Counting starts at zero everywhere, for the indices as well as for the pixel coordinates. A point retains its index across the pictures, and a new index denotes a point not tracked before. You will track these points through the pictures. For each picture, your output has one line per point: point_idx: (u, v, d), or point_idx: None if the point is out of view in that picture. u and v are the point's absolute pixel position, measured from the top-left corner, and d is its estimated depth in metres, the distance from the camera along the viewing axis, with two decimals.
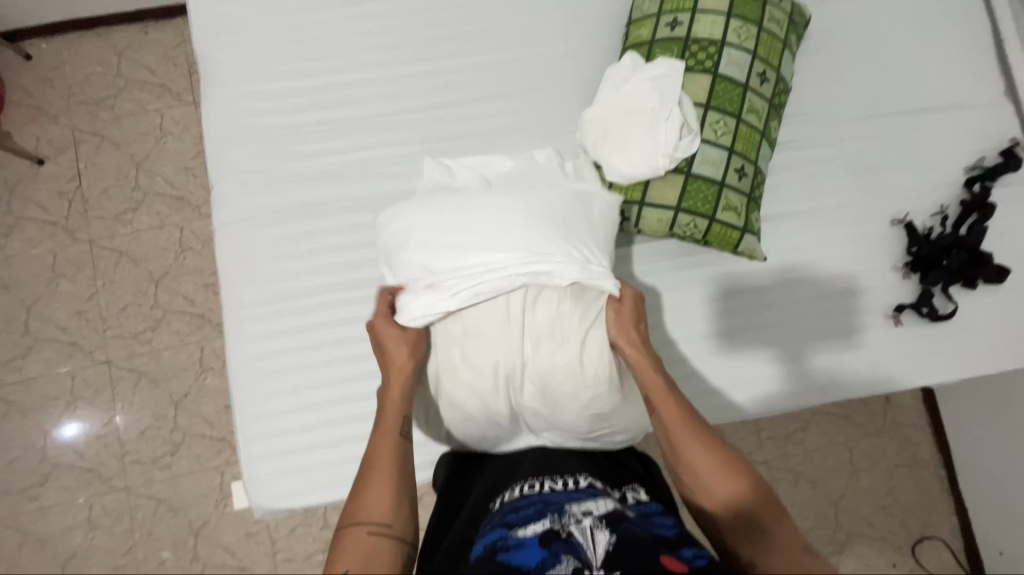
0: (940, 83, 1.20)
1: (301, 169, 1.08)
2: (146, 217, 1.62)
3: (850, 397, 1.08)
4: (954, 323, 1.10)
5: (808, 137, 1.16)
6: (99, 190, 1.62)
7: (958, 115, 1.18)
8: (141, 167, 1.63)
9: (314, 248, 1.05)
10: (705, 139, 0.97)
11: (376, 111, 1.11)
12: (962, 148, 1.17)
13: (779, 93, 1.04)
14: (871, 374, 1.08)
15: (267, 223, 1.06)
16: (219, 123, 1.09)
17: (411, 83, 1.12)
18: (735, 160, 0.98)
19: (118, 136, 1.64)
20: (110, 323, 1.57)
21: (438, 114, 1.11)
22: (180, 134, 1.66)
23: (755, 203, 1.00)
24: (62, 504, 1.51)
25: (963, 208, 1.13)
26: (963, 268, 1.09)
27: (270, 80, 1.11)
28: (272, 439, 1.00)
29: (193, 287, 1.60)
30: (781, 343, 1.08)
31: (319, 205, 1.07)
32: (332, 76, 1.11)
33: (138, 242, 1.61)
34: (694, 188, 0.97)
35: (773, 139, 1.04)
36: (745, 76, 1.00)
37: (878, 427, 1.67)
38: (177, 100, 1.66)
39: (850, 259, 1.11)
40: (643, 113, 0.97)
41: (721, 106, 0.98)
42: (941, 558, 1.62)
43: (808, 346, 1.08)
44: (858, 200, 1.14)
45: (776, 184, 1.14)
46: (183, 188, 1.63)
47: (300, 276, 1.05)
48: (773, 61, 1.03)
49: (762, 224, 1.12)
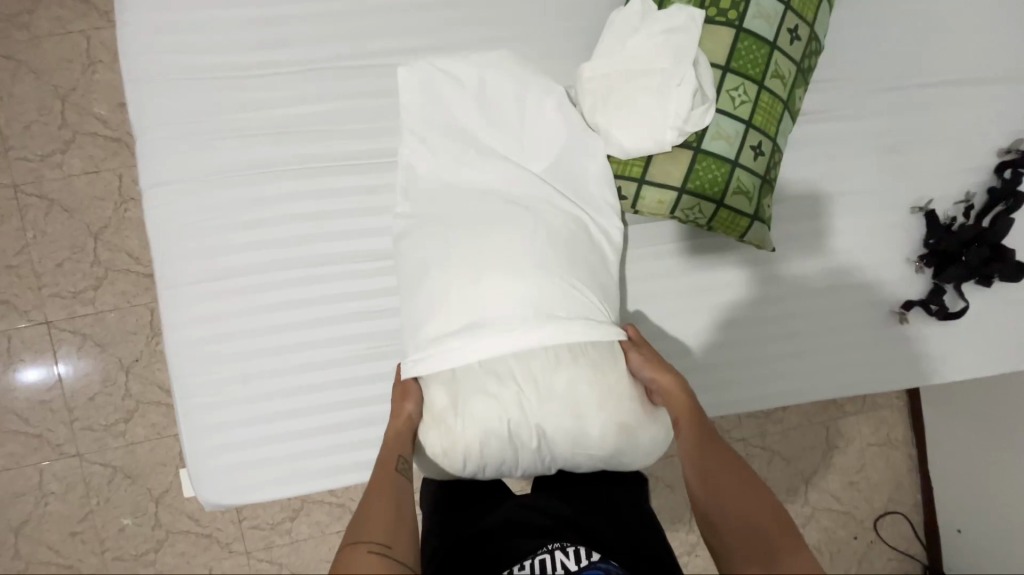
0: (986, 49, 1.05)
1: (245, 121, 0.91)
2: (78, 161, 1.42)
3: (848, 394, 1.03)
4: (961, 322, 1.03)
5: (833, 107, 1.02)
6: (20, 126, 1.40)
7: (1001, 89, 1.05)
8: (68, 101, 1.41)
9: (262, 217, 0.91)
10: (721, 108, 0.83)
11: (334, 54, 0.93)
12: (998, 128, 1.05)
13: (810, 55, 0.89)
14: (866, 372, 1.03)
15: (206, 186, 0.90)
16: (141, 59, 0.89)
17: (376, 19, 0.93)
18: (751, 136, 0.85)
19: (37, 61, 1.40)
20: (45, 280, 1.42)
21: (408, 60, 0.93)
22: (112, 62, 1.42)
23: (769, 187, 0.88)
24: (10, 470, 1.42)
25: (990, 197, 1.02)
26: (981, 265, 1.00)
27: (202, 6, 0.90)
28: (220, 431, 0.90)
29: (139, 243, 1.44)
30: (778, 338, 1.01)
31: (267, 166, 0.91)
32: (279, 5, 0.92)
33: (71, 189, 1.42)
34: (702, 167, 0.84)
35: (796, 111, 0.90)
36: (773, 32, 0.84)
37: (857, 407, 1.66)
38: (106, 21, 1.41)
39: (861, 249, 1.02)
40: (651, 75, 0.81)
41: (742, 69, 0.83)
42: (899, 532, 1.67)
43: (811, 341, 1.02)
44: (879, 183, 1.03)
45: (792, 161, 1.01)
46: (120, 129, 1.43)
47: (246, 250, 0.91)
48: (807, 16, 0.87)
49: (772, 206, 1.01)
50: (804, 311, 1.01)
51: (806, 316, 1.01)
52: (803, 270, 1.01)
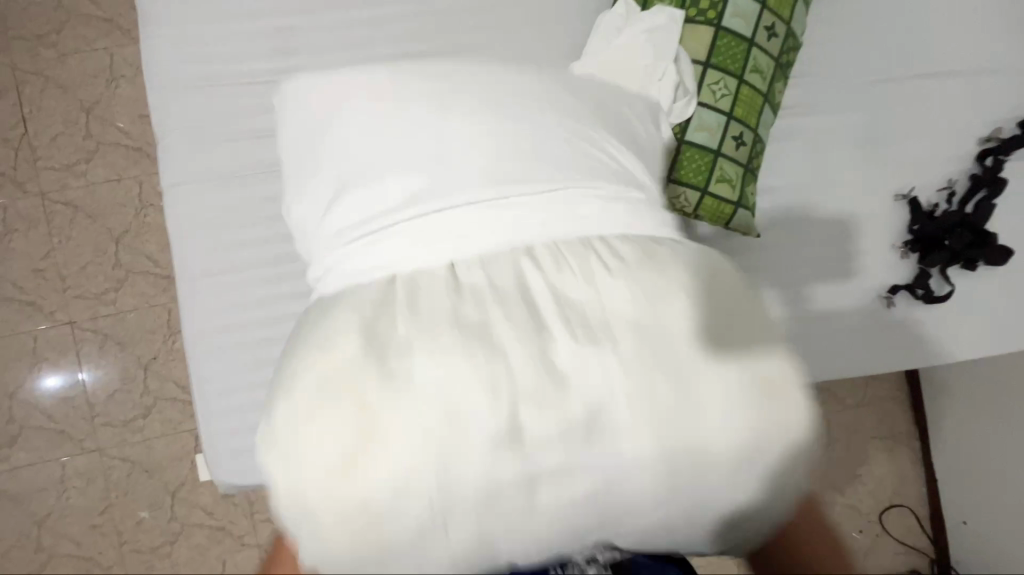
0: (964, 43, 1.09)
1: (258, 124, 0.98)
2: (101, 170, 1.50)
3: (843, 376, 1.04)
4: (949, 305, 1.06)
5: (816, 100, 1.07)
6: (48, 138, 1.49)
7: (980, 80, 1.09)
8: (92, 113, 1.50)
9: (273, 213, 0.97)
10: (703, 101, 0.88)
11: (340, 60, 0.99)
12: (978, 118, 1.08)
13: (788, 50, 0.94)
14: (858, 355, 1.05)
15: (221, 185, 0.97)
16: (162, 68, 0.97)
17: (378, 28, 1.00)
18: (733, 127, 0.89)
19: (64, 77, 1.49)
20: (69, 282, 1.49)
21: (409, 65, 1.00)
22: (133, 77, 1.51)
23: (752, 175, 0.92)
24: (34, 465, 1.49)
25: (972, 183, 1.05)
26: (965, 249, 1.03)
27: (218, 20, 0.98)
28: (233, 416, 0.95)
29: (157, 247, 1.51)
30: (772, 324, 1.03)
31: (278, 166, 0.97)
32: (289, 17, 0.99)
33: (94, 196, 1.50)
34: (686, 157, 0.88)
35: (777, 103, 0.95)
36: (751, 29, 0.89)
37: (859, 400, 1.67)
38: (128, 39, 1.51)
39: (848, 237, 1.05)
40: (635, 70, 0.87)
41: (722, 65, 0.88)
42: (906, 525, 1.67)
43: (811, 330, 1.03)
44: (863, 172, 1.06)
45: (777, 153, 1.05)
46: (140, 139, 1.51)
47: (258, 244, 0.97)
48: (783, 14, 0.92)
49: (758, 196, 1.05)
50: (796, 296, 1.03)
51: (799, 300, 1.03)
52: (793, 255, 1.03)
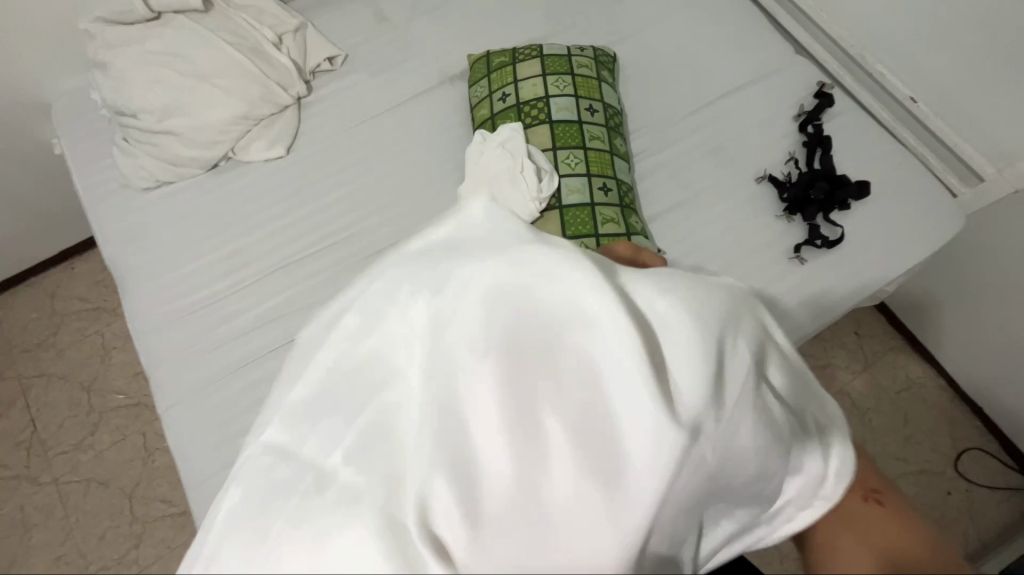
0: (738, 58, 1.40)
1: (229, 327, 1.13)
2: (106, 436, 1.58)
3: (831, 305, 1.14)
4: (848, 243, 1.18)
5: (660, 138, 1.32)
6: (54, 427, 1.59)
7: (768, 80, 1.37)
8: (92, 390, 1.63)
9: (259, 396, 1.06)
10: (563, 172, 1.15)
11: (282, 257, 1.20)
12: (783, 104, 1.34)
13: (612, 116, 1.26)
14: (818, 307, 1.14)
15: (206, 389, 1.07)
16: (147, 313, 1.15)
17: (305, 224, 1.23)
18: (595, 181, 1.15)
19: (65, 369, 1.65)
20: (91, 558, 1.46)
21: (337, 239, 1.21)
22: (124, 344, 1.69)
23: (627, 210, 1.15)
24: None
25: (807, 148, 1.27)
26: (831, 196, 1.19)
27: (180, 265, 1.19)
28: None
29: (168, 486, 1.54)
30: (740, 252, 1.19)
31: (253, 356, 1.10)
32: (238, 240, 1.21)
33: (103, 463, 1.55)
34: (571, 217, 1.12)
35: (622, 152, 1.23)
36: (577, 114, 1.21)
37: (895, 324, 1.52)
38: (115, 315, 1.72)
39: (750, 217, 1.22)
40: (507, 172, 1.13)
41: (567, 144, 1.18)
42: (986, 466, 1.52)
43: (775, 279, 1.16)
44: (741, 161, 1.28)
45: (665, 178, 1.27)
46: (137, 394, 1.64)
47: (249, 428, 1.04)
48: (595, 95, 1.25)
49: (669, 214, 1.23)
50: (754, 244, 1.19)
51: (742, 252, 1.19)
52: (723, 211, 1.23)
